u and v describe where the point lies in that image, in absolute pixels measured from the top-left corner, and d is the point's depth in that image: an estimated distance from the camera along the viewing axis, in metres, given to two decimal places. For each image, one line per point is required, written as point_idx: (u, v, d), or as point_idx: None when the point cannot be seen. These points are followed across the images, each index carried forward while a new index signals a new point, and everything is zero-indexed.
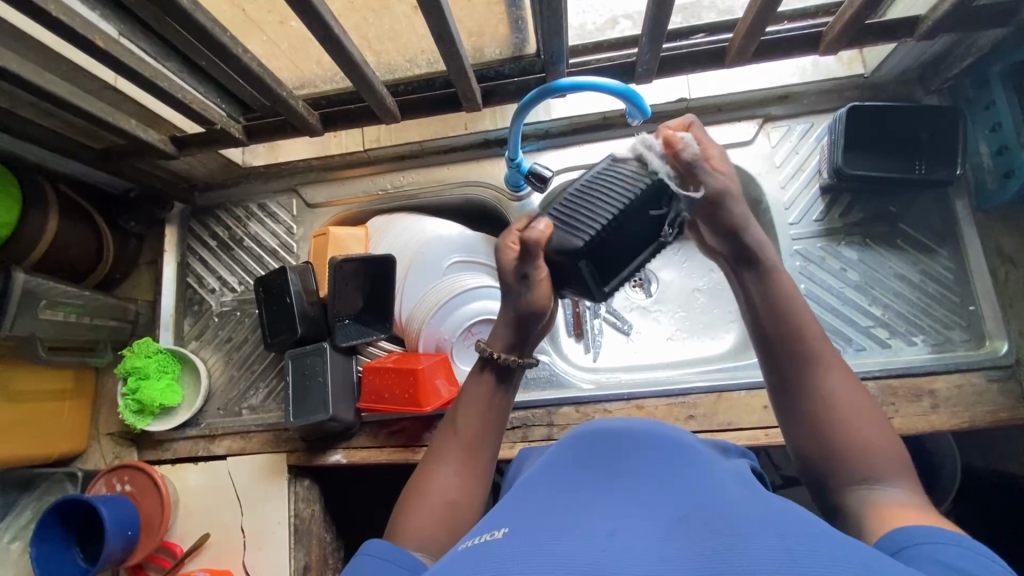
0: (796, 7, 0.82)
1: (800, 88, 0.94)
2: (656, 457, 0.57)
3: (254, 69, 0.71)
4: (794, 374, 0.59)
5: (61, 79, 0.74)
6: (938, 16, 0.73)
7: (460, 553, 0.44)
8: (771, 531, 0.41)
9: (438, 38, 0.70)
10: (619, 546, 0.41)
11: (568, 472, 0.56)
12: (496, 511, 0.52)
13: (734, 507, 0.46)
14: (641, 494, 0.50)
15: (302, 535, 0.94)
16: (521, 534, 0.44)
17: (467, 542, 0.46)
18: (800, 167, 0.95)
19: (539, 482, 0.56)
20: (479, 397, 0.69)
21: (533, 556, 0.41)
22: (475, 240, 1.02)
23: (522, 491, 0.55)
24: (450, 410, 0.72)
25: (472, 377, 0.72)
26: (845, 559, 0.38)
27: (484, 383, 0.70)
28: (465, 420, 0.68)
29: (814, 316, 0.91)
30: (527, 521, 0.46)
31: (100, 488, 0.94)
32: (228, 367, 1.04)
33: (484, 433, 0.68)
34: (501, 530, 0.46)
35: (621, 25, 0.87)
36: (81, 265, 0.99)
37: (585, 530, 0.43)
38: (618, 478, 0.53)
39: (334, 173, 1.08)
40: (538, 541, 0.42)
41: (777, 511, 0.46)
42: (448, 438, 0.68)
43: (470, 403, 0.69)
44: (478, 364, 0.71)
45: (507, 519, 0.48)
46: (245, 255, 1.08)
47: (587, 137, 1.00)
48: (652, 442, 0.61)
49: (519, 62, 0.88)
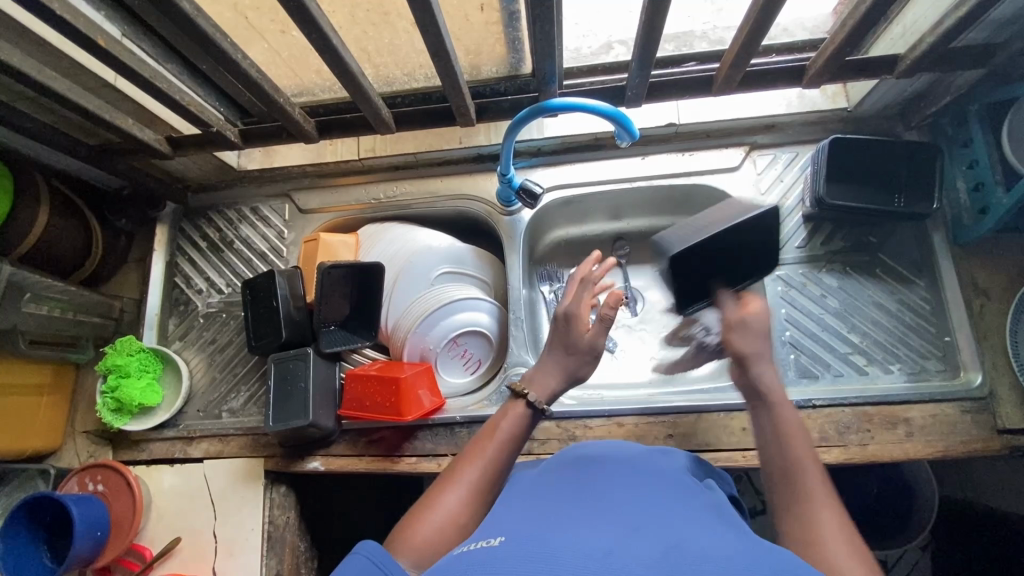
0: (783, 42, 0.87)
1: (786, 118, 0.97)
2: (650, 481, 0.58)
3: (252, 75, 0.72)
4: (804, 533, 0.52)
5: (61, 76, 0.75)
6: (917, 55, 0.75)
7: (456, 557, 0.45)
8: (762, 567, 0.41)
9: (435, 54, 0.72)
10: (612, 559, 0.42)
11: (566, 488, 0.57)
12: (491, 521, 0.53)
13: (723, 536, 0.47)
14: (634, 513, 0.51)
15: (275, 543, 0.93)
16: (516, 545, 0.45)
17: (464, 546, 0.47)
18: (784, 196, 0.98)
19: (534, 495, 0.57)
20: (509, 426, 0.74)
21: (529, 563, 0.42)
22: (463, 252, 1.03)
23: (518, 502, 0.56)
24: (475, 437, 0.74)
25: (506, 409, 0.76)
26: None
27: (516, 414, 0.75)
28: (489, 447, 0.71)
29: (794, 341, 0.93)
30: (524, 533, 0.47)
31: (72, 487, 0.93)
32: (211, 369, 1.04)
33: (501, 462, 0.70)
34: (497, 538, 0.47)
35: (615, 50, 0.91)
36: (68, 261, 0.99)
37: (582, 542, 0.44)
38: (608, 498, 0.54)
39: (328, 180, 1.09)
40: (534, 550, 0.44)
41: (767, 546, 0.46)
42: (467, 461, 0.70)
43: (495, 436, 0.73)
44: (513, 402, 0.77)
45: (502, 529, 0.49)
46: (234, 257, 1.08)
47: (578, 157, 1.03)
48: (646, 468, 0.62)
49: (515, 81, 0.90)
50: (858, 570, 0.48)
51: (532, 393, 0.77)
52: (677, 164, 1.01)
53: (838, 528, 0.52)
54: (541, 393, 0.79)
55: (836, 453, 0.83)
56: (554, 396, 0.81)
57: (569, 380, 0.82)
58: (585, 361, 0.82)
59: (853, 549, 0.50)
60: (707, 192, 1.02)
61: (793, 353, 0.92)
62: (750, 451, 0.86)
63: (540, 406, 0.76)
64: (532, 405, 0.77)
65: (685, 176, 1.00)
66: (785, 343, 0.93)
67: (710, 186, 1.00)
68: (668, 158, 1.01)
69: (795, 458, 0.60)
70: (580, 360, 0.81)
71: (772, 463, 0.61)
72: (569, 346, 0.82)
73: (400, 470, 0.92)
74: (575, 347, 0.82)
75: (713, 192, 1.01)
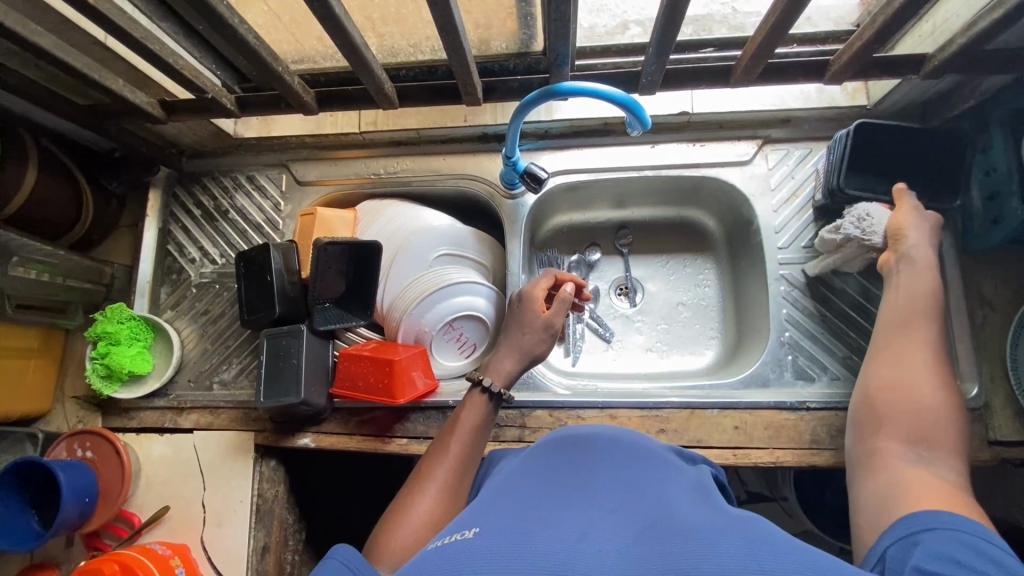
0: (806, 32, 0.83)
1: (802, 112, 0.95)
2: (627, 464, 0.58)
3: (251, 41, 0.68)
4: (912, 399, 0.68)
5: (48, 31, 0.71)
6: (946, 56, 0.72)
7: (430, 553, 0.43)
8: (738, 538, 0.41)
9: (443, 29, 0.68)
10: (588, 550, 0.41)
11: (544, 473, 0.56)
12: (468, 511, 0.51)
13: (702, 515, 0.46)
14: (612, 500, 0.50)
15: (264, 515, 0.94)
16: (491, 535, 0.43)
17: (437, 542, 0.45)
18: (795, 193, 0.96)
19: (511, 481, 0.56)
20: (471, 416, 0.78)
21: (504, 555, 0.40)
22: (463, 233, 1.01)
23: (495, 490, 0.54)
24: (441, 429, 0.78)
25: (469, 401, 0.80)
26: (805, 557, 0.38)
27: (475, 405, 0.79)
28: (457, 441, 0.75)
29: (793, 342, 0.92)
30: (500, 522, 0.45)
31: (60, 452, 0.92)
32: (202, 339, 1.02)
33: (469, 454, 0.74)
34: (472, 529, 0.45)
35: (631, 31, 0.87)
36: (57, 224, 0.96)
37: (557, 533, 0.43)
38: (584, 487, 0.52)
39: (327, 152, 1.06)
40: (508, 540, 0.41)
41: (745, 520, 0.46)
42: (437, 459, 0.73)
43: (459, 430, 0.76)
44: (472, 392, 0.80)
45: (478, 519, 0.47)
46: (228, 227, 1.06)
47: (587, 141, 1.00)
48: (625, 451, 0.61)
49: (525, 58, 0.87)
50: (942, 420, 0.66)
51: (487, 378, 0.80)
52: (686, 155, 0.98)
53: (933, 388, 0.68)
54: (497, 378, 0.81)
55: (826, 456, 0.84)
56: (511, 379, 0.83)
57: (524, 359, 0.84)
58: (539, 342, 0.84)
59: (949, 409, 0.67)
60: (716, 185, 1.00)
61: (791, 354, 0.91)
62: (741, 449, 0.86)
63: (500, 391, 0.79)
64: (492, 391, 0.80)
65: (694, 168, 0.98)
66: (783, 344, 0.92)
67: (719, 179, 0.98)
68: (678, 148, 0.98)
69: (912, 328, 0.73)
70: (535, 340, 0.84)
71: (879, 335, 0.76)
72: (526, 328, 0.85)
73: (390, 450, 0.92)
74: (531, 330, 0.84)
75: (722, 185, 0.99)
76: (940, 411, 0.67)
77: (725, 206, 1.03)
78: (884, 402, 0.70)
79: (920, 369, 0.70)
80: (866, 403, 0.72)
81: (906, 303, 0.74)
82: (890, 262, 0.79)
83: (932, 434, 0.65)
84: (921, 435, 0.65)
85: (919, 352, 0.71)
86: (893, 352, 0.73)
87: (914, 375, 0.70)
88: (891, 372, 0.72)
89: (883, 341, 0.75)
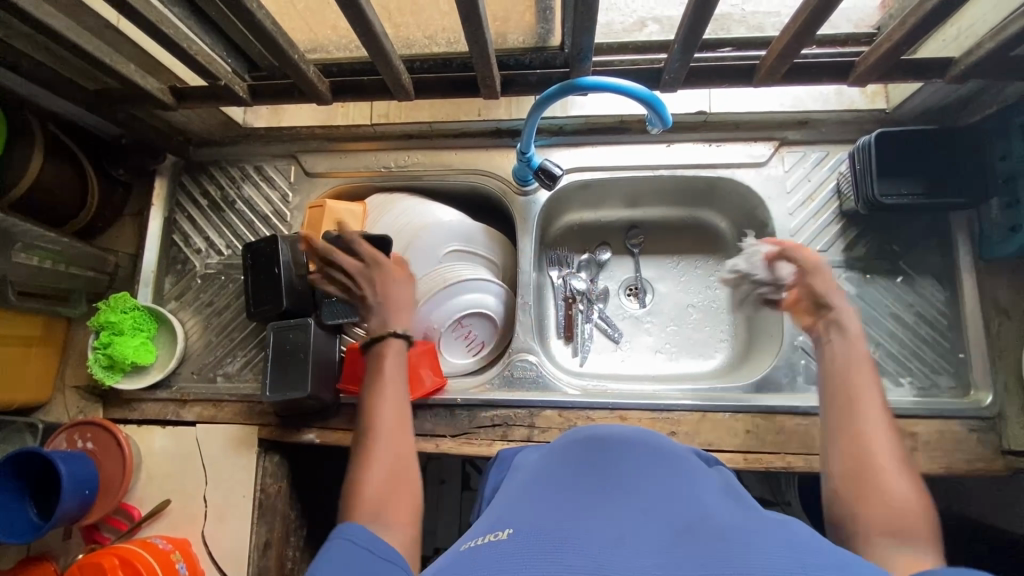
0: (827, 34, 0.82)
1: (821, 114, 0.94)
2: (655, 459, 0.57)
3: (268, 27, 0.67)
4: (878, 479, 0.59)
5: (58, 12, 0.69)
6: (972, 61, 0.71)
7: (463, 556, 0.42)
8: (781, 542, 0.40)
9: (466, 18, 0.66)
10: (628, 553, 0.40)
11: (573, 469, 0.55)
12: (497, 511, 0.50)
13: (740, 517, 0.45)
14: (646, 499, 0.48)
15: (267, 511, 0.92)
16: (526, 538, 0.41)
17: (470, 544, 0.44)
18: (810, 196, 0.95)
19: (540, 480, 0.55)
20: (392, 365, 0.78)
21: (543, 559, 0.39)
22: (474, 229, 1.00)
23: (524, 489, 0.53)
24: (364, 393, 0.77)
25: (383, 352, 0.79)
26: (851, 564, 0.37)
27: (392, 352, 0.79)
28: (385, 397, 0.75)
29: (806, 346, 0.91)
30: (534, 523, 0.44)
31: (60, 443, 0.91)
32: (207, 331, 1.01)
33: (399, 401, 0.75)
34: (506, 530, 0.44)
35: (649, 28, 0.86)
36: (61, 211, 0.94)
37: (595, 534, 0.42)
38: (615, 484, 0.51)
39: (337, 144, 1.04)
40: (545, 543, 0.40)
41: (783, 522, 0.45)
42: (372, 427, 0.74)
43: (381, 389, 0.76)
44: (387, 341, 0.80)
45: (510, 520, 0.46)
46: (235, 217, 1.04)
47: (602, 139, 0.99)
48: (655, 446, 0.60)
49: (542, 53, 0.85)
50: (910, 496, 0.57)
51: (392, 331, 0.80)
52: (702, 155, 0.97)
53: (895, 462, 0.60)
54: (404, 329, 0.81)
55: None
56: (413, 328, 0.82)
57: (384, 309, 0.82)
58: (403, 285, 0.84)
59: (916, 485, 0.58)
60: (731, 187, 0.99)
61: (803, 359, 0.90)
62: (752, 454, 0.85)
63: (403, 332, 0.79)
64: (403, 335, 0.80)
65: (710, 169, 0.97)
66: (796, 348, 0.91)
67: (735, 180, 0.97)
68: (694, 148, 0.97)
69: (865, 397, 0.65)
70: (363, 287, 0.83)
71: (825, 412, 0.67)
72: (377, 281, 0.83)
73: None
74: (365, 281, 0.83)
75: (737, 186, 0.98)
76: (905, 484, 0.58)
77: (739, 208, 1.02)
78: (852, 488, 0.60)
79: (878, 441, 0.62)
80: (832, 495, 0.61)
81: (846, 375, 0.67)
82: (821, 328, 0.73)
83: (911, 525, 0.55)
84: (901, 525, 0.55)
85: (871, 422, 0.63)
86: (844, 423, 0.64)
87: (875, 446, 0.61)
88: (850, 447, 0.62)
89: (830, 413, 0.66)
